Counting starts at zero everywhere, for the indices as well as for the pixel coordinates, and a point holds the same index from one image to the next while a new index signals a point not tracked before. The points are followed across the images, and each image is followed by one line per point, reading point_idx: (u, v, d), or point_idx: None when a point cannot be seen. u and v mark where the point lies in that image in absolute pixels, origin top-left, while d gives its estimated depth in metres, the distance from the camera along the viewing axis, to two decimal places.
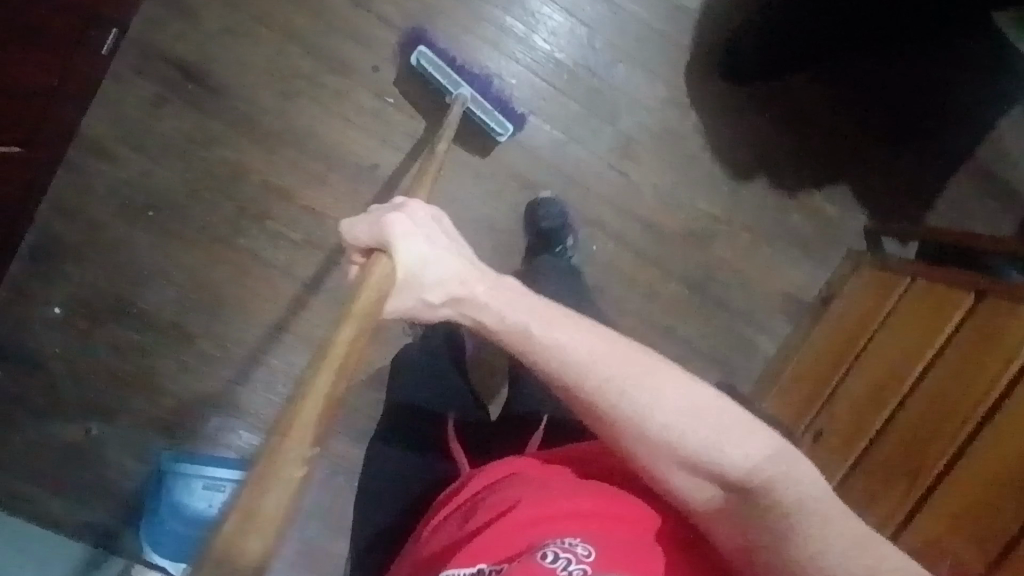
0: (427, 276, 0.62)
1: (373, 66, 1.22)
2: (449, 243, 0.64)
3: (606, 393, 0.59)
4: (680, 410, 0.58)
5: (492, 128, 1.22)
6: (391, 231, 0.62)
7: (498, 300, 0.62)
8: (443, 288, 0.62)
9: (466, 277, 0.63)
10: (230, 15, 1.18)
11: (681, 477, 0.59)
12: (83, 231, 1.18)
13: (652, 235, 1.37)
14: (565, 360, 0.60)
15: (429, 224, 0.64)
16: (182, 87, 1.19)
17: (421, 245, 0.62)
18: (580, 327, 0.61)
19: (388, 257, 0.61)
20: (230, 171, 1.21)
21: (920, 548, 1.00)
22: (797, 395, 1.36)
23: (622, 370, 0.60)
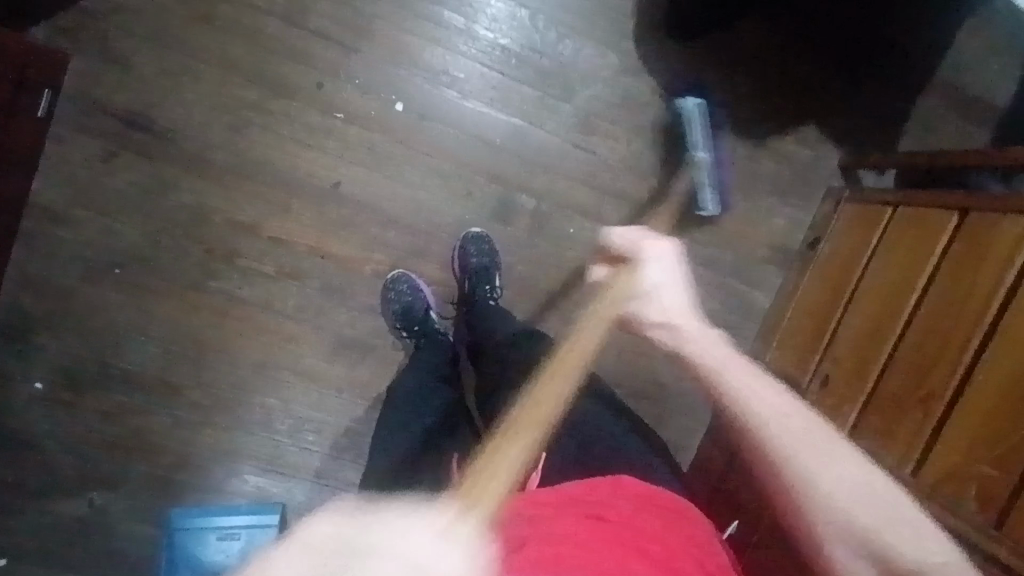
0: (658, 304, 0.75)
1: (318, 83, 1.18)
2: (685, 284, 0.77)
3: (795, 448, 0.62)
4: (849, 482, 0.60)
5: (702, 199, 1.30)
6: (644, 253, 0.76)
7: (709, 350, 0.72)
8: (664, 317, 0.75)
9: (688, 323, 0.75)
10: (163, 55, 1.14)
11: (841, 549, 0.58)
12: (52, 302, 1.15)
13: (628, 208, 1.34)
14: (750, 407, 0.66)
15: (669, 262, 0.76)
16: (125, 137, 1.14)
17: (662, 280, 0.76)
18: (774, 390, 0.67)
19: (631, 272, 0.76)
20: (188, 215, 1.17)
21: (939, 481, 0.98)
22: (795, 346, 1.34)
23: (798, 426, 0.63)
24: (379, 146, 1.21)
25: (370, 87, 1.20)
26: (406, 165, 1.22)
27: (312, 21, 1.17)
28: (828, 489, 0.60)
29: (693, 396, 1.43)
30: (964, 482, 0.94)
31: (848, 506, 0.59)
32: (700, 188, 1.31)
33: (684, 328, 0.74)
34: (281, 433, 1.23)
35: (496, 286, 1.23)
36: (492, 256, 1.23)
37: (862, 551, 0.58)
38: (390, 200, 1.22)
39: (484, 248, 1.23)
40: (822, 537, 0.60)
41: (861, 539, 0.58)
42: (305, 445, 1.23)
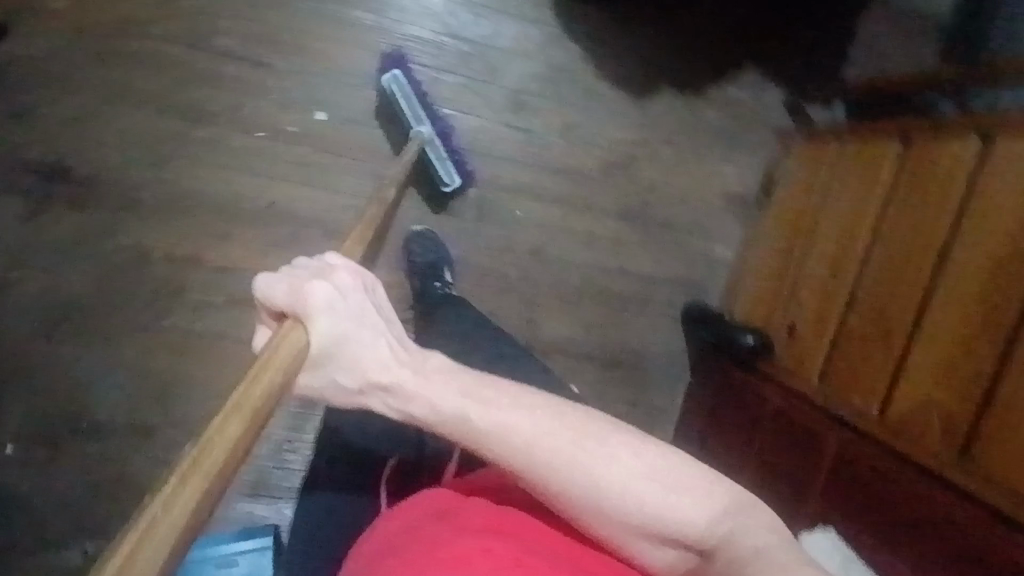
0: (356, 359, 0.58)
1: (236, 104, 1.15)
2: (377, 319, 0.59)
3: (558, 469, 0.56)
4: (621, 476, 0.56)
5: (441, 176, 1.21)
6: (308, 305, 0.56)
7: (439, 387, 0.60)
8: (370, 376, 0.59)
9: (403, 366, 0.60)
10: (73, 100, 1.11)
11: (643, 544, 0.57)
12: (11, 363, 1.15)
13: (573, 181, 1.32)
14: (504, 444, 0.57)
15: (355, 294, 0.59)
16: (51, 189, 1.12)
17: (350, 329, 0.57)
18: (515, 404, 0.59)
19: (303, 328, 0.55)
20: (129, 257, 1.15)
21: (906, 416, 0.96)
22: (762, 296, 1.32)
23: (563, 440, 0.57)
24: (308, 158, 1.18)
25: (289, 100, 1.17)
26: (339, 173, 1.20)
27: (219, 41, 1.14)
28: (621, 491, 0.55)
29: (671, 358, 1.42)
30: (930, 413, 0.92)
31: (641, 494, 0.55)
32: (434, 162, 1.20)
33: (404, 373, 0.60)
34: (261, 456, 1.24)
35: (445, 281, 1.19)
36: (441, 252, 1.22)
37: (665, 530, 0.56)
38: (329, 211, 1.20)
39: (431, 245, 1.22)
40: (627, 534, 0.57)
41: (654, 527, 0.56)
42: (285, 464, 1.25)
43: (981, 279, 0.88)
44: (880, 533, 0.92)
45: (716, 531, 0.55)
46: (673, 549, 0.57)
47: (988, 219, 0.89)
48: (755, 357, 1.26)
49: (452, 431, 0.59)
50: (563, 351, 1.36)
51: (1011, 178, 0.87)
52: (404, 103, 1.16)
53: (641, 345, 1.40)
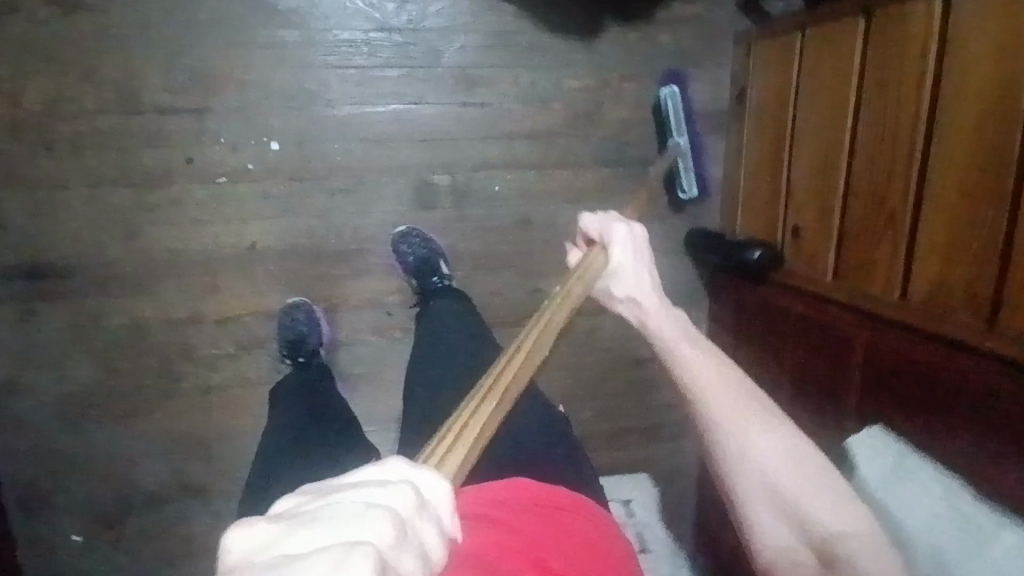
0: (629, 282, 0.82)
1: (187, 157, 1.12)
2: (649, 266, 0.83)
3: (725, 414, 0.69)
4: (773, 446, 0.67)
5: (684, 187, 1.33)
6: (613, 237, 0.83)
7: (668, 325, 0.79)
8: (629, 292, 0.82)
9: (655, 301, 0.82)
10: (25, 198, 1.07)
11: (764, 512, 0.66)
12: (50, 464, 1.16)
13: (543, 142, 1.27)
14: (695, 387, 0.72)
15: (642, 251, 0.83)
16: (33, 289, 1.10)
17: (634, 266, 0.82)
18: (719, 367, 0.73)
19: (605, 251, 0.83)
20: (130, 332, 1.15)
21: (925, 299, 0.94)
22: (758, 207, 1.29)
23: (732, 386, 0.71)
24: (274, 191, 1.16)
25: (237, 139, 1.13)
26: (308, 197, 1.17)
27: (151, 99, 1.09)
28: (764, 462, 0.66)
29: (682, 289, 1.40)
30: (949, 292, 0.90)
31: (800, 492, 0.64)
32: (681, 173, 1.32)
33: (649, 303, 0.81)
34: None
35: (442, 275, 1.17)
36: (429, 247, 1.20)
37: (784, 514, 0.65)
38: (309, 237, 1.19)
39: (418, 243, 1.20)
40: (751, 497, 0.67)
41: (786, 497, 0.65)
42: None
43: (972, 146, 0.85)
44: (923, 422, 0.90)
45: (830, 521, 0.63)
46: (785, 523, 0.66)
47: (968, 84, 0.85)
48: (765, 269, 1.23)
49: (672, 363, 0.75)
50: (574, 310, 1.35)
51: (970, 93, 0.85)
52: (672, 115, 1.28)
53: None
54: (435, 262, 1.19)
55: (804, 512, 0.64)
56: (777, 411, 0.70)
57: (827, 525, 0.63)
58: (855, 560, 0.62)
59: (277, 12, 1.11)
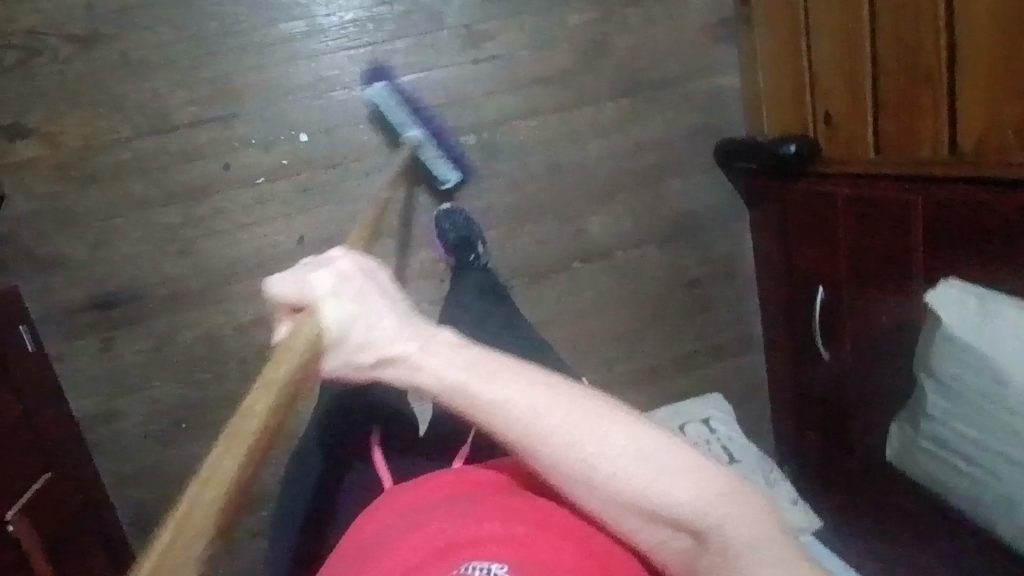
0: (369, 334, 0.57)
1: (224, 164, 1.15)
2: (385, 296, 0.58)
3: (543, 447, 0.56)
4: (621, 460, 0.55)
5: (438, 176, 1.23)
6: (317, 292, 0.56)
7: (444, 357, 0.57)
8: (379, 349, 0.57)
9: (410, 336, 0.58)
10: (84, 232, 1.11)
11: (639, 524, 0.57)
12: (155, 483, 1.20)
13: (557, 85, 1.28)
14: (515, 426, 0.56)
15: (360, 282, 0.57)
16: (107, 319, 1.14)
17: (364, 302, 0.57)
18: (516, 380, 0.56)
19: (316, 314, 0.56)
20: (203, 343, 1.18)
21: (978, 147, 0.94)
22: (785, 104, 1.28)
23: (541, 408, 0.56)
24: (311, 182, 1.19)
25: (267, 139, 1.16)
26: (344, 182, 1.20)
27: (180, 115, 1.13)
28: (612, 475, 0.55)
29: (719, 204, 1.41)
30: (1001, 134, 0.90)
31: (662, 493, 0.55)
32: (428, 164, 1.22)
33: (405, 340, 0.57)
34: None
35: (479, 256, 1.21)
36: (471, 227, 1.24)
37: (648, 515, 0.56)
38: (353, 220, 1.21)
39: (461, 221, 1.24)
40: (616, 510, 0.56)
41: (648, 508, 0.55)
42: None
43: None
44: (992, 267, 0.91)
45: (701, 515, 0.54)
46: (664, 528, 0.56)
47: None
48: (804, 162, 1.23)
49: (448, 402, 0.57)
50: (617, 244, 1.37)
51: None
52: (393, 111, 1.17)
53: (687, 204, 1.39)
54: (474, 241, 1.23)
55: (666, 501, 0.55)
56: (608, 410, 0.57)
57: (692, 510, 0.54)
58: (733, 541, 0.52)
59: (280, 6, 1.13)
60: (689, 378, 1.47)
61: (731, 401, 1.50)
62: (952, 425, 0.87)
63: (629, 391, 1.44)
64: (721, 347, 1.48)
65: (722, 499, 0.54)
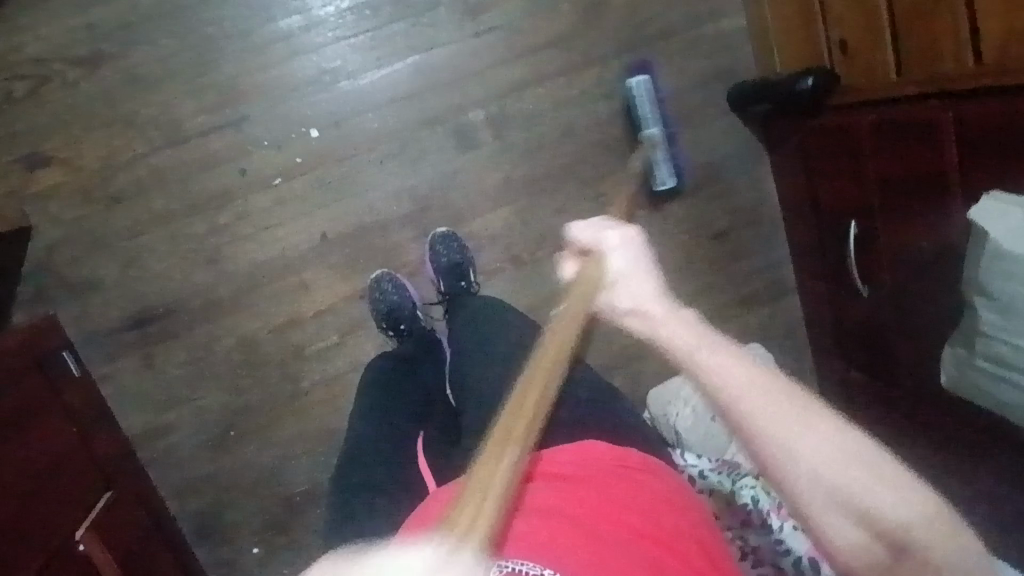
0: (630, 288, 0.77)
1: (240, 168, 1.15)
2: (649, 272, 0.78)
3: (755, 420, 0.61)
4: (825, 449, 0.58)
5: (661, 178, 1.33)
6: (606, 245, 0.81)
7: (677, 329, 0.70)
8: (638, 304, 0.75)
9: (660, 302, 0.74)
10: (113, 252, 1.13)
11: (831, 515, 0.58)
12: (211, 492, 1.20)
13: (560, 49, 1.28)
14: (721, 385, 0.64)
15: (632, 249, 0.80)
16: (147, 335, 1.15)
17: (637, 273, 0.78)
18: (743, 364, 0.65)
19: (598, 261, 0.81)
20: (243, 348, 1.19)
21: (1003, 50, 0.92)
22: (796, 38, 1.27)
23: (759, 390, 0.62)
24: (328, 176, 1.19)
25: (279, 139, 1.16)
26: (360, 172, 1.20)
27: (192, 125, 1.13)
28: (813, 462, 0.58)
29: (733, 153, 1.41)
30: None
31: (864, 489, 0.56)
32: (656, 165, 1.32)
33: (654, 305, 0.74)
34: None
35: (473, 281, 1.21)
36: (464, 252, 1.22)
37: (844, 508, 0.57)
38: (375, 208, 1.22)
39: (456, 245, 1.22)
40: (805, 491, 0.59)
41: (844, 496, 0.57)
42: None
43: None
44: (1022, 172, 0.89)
45: (902, 521, 0.55)
46: (856, 525, 0.57)
47: None
48: (820, 95, 1.21)
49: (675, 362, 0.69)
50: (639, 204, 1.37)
51: None
52: (643, 107, 1.28)
53: (703, 156, 1.39)
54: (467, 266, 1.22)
55: (859, 498, 0.56)
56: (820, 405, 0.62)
57: (893, 515, 0.55)
58: (927, 549, 0.53)
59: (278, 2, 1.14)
60: (727, 330, 1.45)
61: (773, 348, 1.49)
62: (1009, 343, 0.83)
63: None
64: (755, 296, 1.46)
65: (926, 519, 0.54)
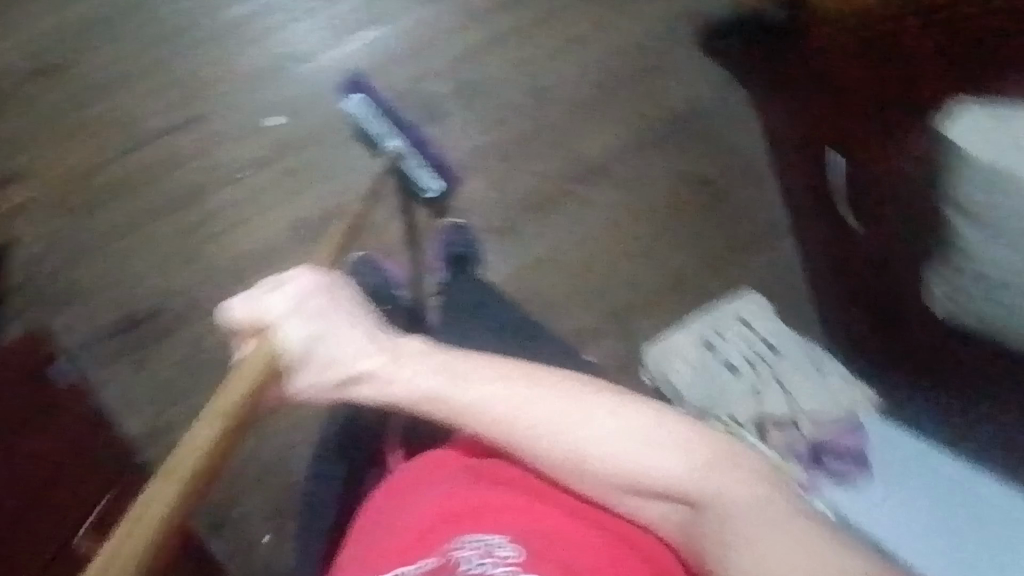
0: (336, 354, 0.65)
1: (209, 165, 1.17)
2: (349, 316, 0.68)
3: (520, 437, 0.59)
4: (602, 436, 0.57)
5: (421, 183, 1.13)
6: (274, 313, 0.65)
7: (416, 364, 0.64)
8: (344, 367, 0.64)
9: (378, 352, 0.66)
10: (96, 259, 1.14)
11: (642, 504, 0.56)
12: None
13: (512, 19, 1.34)
14: (477, 417, 0.60)
15: (316, 299, 0.67)
16: (135, 337, 1.13)
17: (326, 329, 0.65)
18: (491, 376, 0.61)
19: (276, 335, 0.63)
20: (232, 341, 1.15)
21: None
22: None
23: (515, 404, 0.59)
24: (297, 162, 1.20)
25: (243, 131, 1.19)
26: (328, 154, 1.21)
27: (161, 125, 1.18)
28: (598, 448, 0.57)
29: (706, 98, 1.39)
30: None
31: (655, 466, 0.55)
32: (412, 172, 1.15)
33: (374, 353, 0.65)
34: None
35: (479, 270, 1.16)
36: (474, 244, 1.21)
37: (645, 493, 0.55)
38: (349, 189, 1.21)
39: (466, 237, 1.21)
40: (602, 490, 0.57)
41: (636, 482, 0.55)
42: None
43: None
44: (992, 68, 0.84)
45: (698, 487, 0.54)
46: (663, 503, 0.55)
47: None
48: None
49: (419, 407, 0.62)
50: (619, 157, 1.34)
51: None
52: (370, 124, 1.15)
53: (674, 102, 1.37)
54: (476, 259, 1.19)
55: (655, 476, 0.55)
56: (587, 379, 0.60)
57: (687, 480, 0.54)
58: (726, 509, 0.52)
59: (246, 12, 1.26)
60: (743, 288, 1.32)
61: None
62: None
63: (673, 309, 1.32)
64: None
65: (732, 479, 0.53)
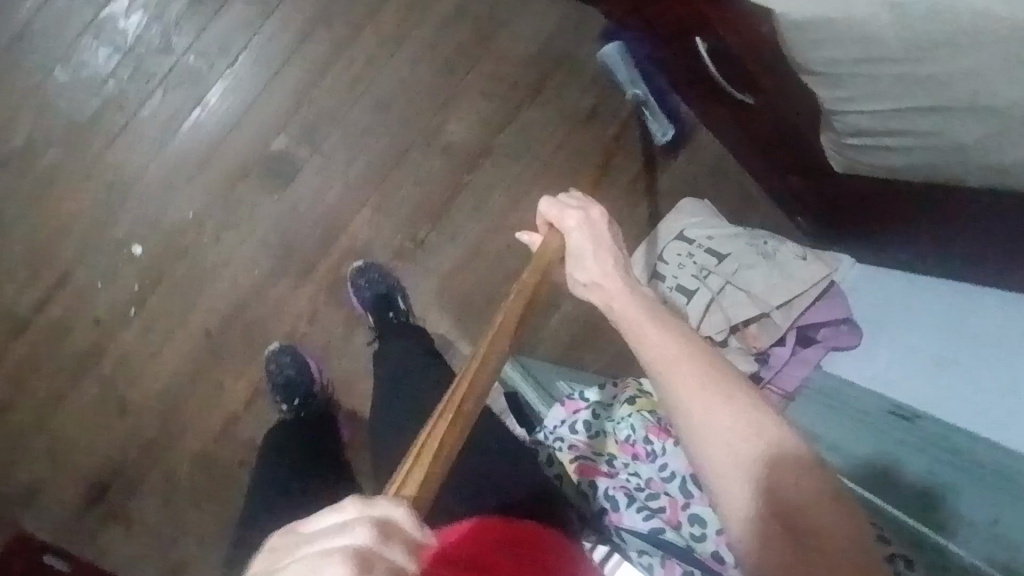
0: (589, 267, 0.68)
1: (95, 316, 1.14)
2: (614, 251, 0.69)
3: (674, 379, 0.56)
4: (738, 415, 0.54)
5: (658, 129, 1.29)
6: (569, 222, 0.69)
7: (632, 301, 0.64)
8: (590, 277, 0.68)
9: (612, 277, 0.67)
10: (37, 451, 1.13)
11: (723, 481, 0.53)
12: None
13: (324, 32, 1.21)
14: (650, 352, 0.59)
15: (599, 227, 0.69)
16: (107, 502, 1.13)
17: (595, 248, 0.68)
18: (678, 335, 0.59)
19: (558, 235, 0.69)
20: (198, 468, 1.14)
21: None
22: None
23: (688, 359, 0.57)
24: (179, 276, 1.15)
25: (112, 270, 1.14)
26: (204, 254, 1.16)
27: (25, 304, 1.13)
28: (726, 428, 0.53)
29: (554, 29, 1.29)
30: None
31: (768, 463, 0.51)
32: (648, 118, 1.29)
33: (612, 274, 0.67)
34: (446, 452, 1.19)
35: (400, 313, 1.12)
36: (390, 279, 1.15)
37: (745, 477, 0.52)
38: (243, 276, 1.16)
39: (378, 275, 1.15)
40: (706, 449, 0.54)
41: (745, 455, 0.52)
42: None
43: None
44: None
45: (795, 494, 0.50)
46: (753, 497, 0.51)
47: None
48: None
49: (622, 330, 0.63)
50: (492, 128, 1.25)
51: None
52: (619, 69, 1.27)
53: (524, 48, 1.28)
54: (398, 296, 1.14)
55: (764, 472, 0.51)
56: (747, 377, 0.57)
57: (788, 490, 0.50)
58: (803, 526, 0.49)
59: (43, 145, 1.14)
60: (660, 202, 1.32)
61: (718, 187, 1.33)
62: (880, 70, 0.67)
63: None
64: (665, 150, 1.32)
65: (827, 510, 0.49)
